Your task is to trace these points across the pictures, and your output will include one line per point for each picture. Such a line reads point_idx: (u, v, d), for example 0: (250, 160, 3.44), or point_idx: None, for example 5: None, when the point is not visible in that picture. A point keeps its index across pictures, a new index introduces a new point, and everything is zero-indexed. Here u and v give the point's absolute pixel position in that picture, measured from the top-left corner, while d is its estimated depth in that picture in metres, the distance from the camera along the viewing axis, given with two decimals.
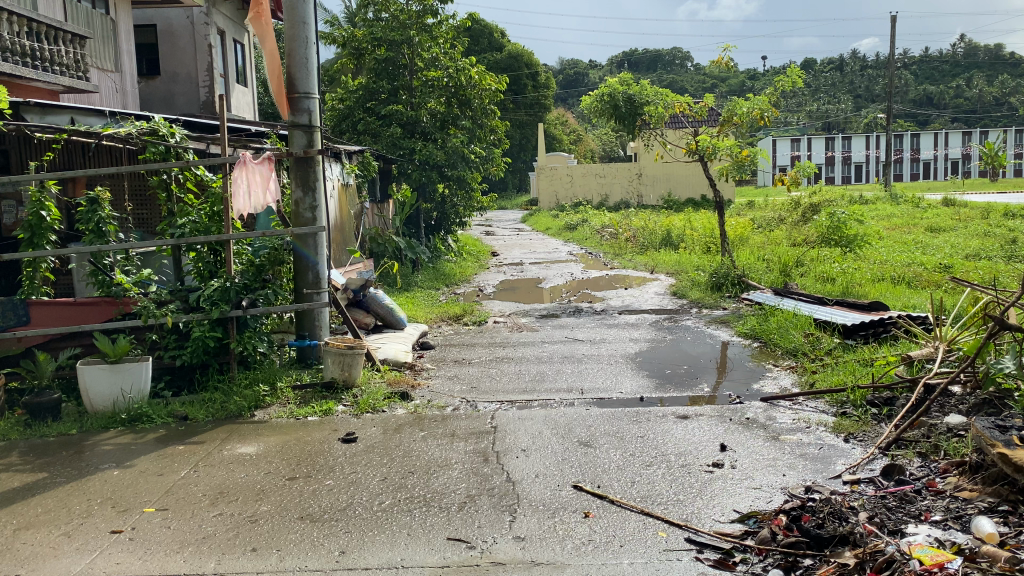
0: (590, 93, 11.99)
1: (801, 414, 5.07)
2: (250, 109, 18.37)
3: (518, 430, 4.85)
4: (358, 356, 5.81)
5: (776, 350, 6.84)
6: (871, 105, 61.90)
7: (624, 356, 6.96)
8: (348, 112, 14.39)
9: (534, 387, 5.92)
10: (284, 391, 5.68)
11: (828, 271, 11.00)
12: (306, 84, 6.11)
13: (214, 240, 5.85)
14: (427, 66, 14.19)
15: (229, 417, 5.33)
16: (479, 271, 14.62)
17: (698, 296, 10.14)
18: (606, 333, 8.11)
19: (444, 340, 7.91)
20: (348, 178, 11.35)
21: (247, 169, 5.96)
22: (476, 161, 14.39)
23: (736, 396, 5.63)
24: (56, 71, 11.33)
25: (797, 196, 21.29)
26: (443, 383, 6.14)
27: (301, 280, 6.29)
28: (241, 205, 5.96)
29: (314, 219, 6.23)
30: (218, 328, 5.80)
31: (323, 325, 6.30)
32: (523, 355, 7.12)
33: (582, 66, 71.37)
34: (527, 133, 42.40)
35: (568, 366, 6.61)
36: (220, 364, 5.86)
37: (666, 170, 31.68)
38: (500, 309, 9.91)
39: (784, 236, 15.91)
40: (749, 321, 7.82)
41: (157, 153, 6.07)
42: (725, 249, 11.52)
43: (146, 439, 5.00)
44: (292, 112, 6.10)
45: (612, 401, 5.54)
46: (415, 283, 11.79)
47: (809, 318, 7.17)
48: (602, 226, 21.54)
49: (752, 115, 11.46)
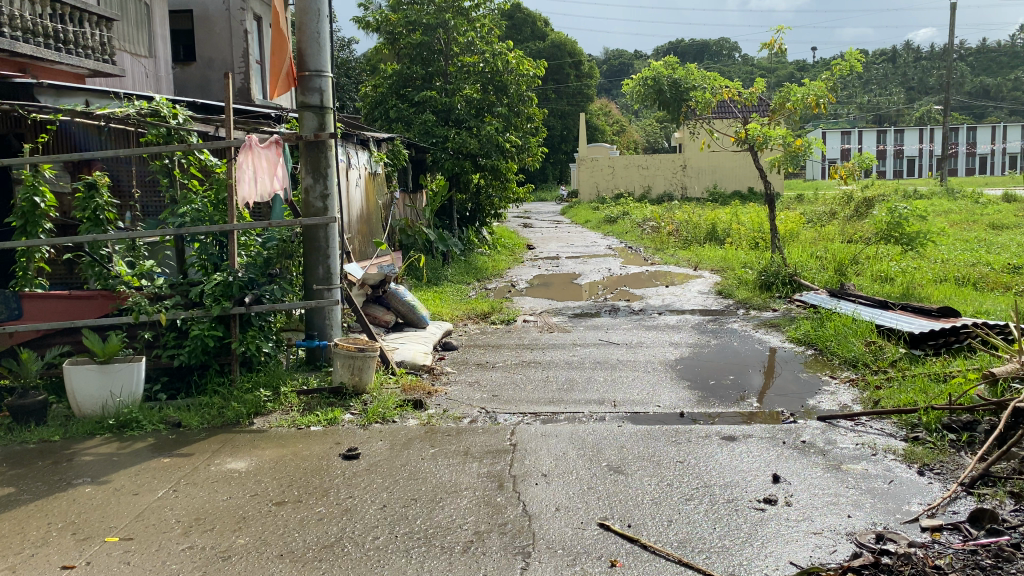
0: (633, 77, 11.25)
1: (864, 438, 4.44)
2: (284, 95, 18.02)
3: (539, 450, 4.30)
4: (370, 359, 5.27)
5: (833, 360, 6.19)
6: (925, 98, 59.88)
7: (665, 363, 6.36)
8: (382, 98, 13.94)
9: (561, 397, 5.35)
10: (288, 396, 5.19)
11: (885, 272, 10.24)
12: (318, 61, 5.60)
13: (216, 230, 5.39)
14: (463, 51, 13.70)
15: (225, 425, 4.87)
16: (513, 265, 14.06)
17: (745, 296, 9.47)
18: (644, 335, 7.51)
19: (469, 340, 7.38)
20: (377, 167, 10.88)
21: (253, 154, 5.47)
22: (512, 150, 13.84)
23: (790, 414, 5.01)
24: (80, 54, 11.01)
25: (851, 191, 20.30)
26: (463, 390, 5.60)
27: (311, 276, 5.74)
28: (246, 192, 5.51)
29: (326, 210, 5.68)
30: (220, 326, 5.34)
31: (334, 325, 5.75)
32: (553, 359, 6.56)
33: (625, 56, 70.25)
34: (569, 123, 41.62)
35: (600, 373, 6.03)
36: (220, 365, 5.39)
37: (712, 161, 30.73)
38: (531, 306, 9.37)
39: (836, 233, 15.08)
40: (802, 326, 7.14)
41: (158, 136, 5.64)
42: (774, 245, 10.80)
43: (133, 448, 4.56)
44: (302, 91, 5.58)
45: (648, 416, 4.94)
46: (445, 277, 11.29)
47: (869, 323, 6.47)
48: (644, 219, 20.84)
49: (806, 101, 10.72)
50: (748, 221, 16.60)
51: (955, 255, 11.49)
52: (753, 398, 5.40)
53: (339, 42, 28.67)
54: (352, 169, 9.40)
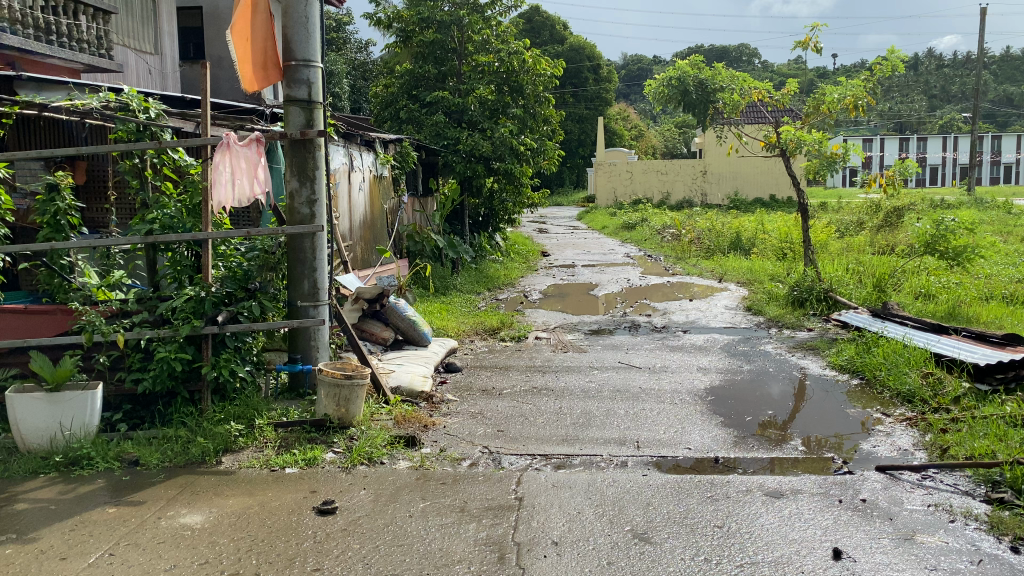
0: (657, 77, 10.55)
1: (936, 497, 3.74)
2: None
3: (550, 506, 3.63)
4: (357, 388, 4.62)
5: (884, 393, 5.49)
6: (949, 106, 58.75)
7: (694, 394, 5.64)
8: (392, 98, 13.33)
9: (576, 435, 4.66)
10: (263, 430, 4.54)
11: (927, 289, 9.49)
12: (306, 49, 4.93)
13: (188, 239, 4.78)
14: (478, 51, 13.03)
15: (189, 465, 4.24)
16: (527, 273, 13.40)
17: (777, 313, 8.77)
18: (670, 358, 6.81)
19: (476, 360, 6.72)
20: (383, 170, 10.24)
21: (230, 153, 4.88)
22: (528, 154, 13.15)
23: (842, 456, 4.41)
24: (75, 48, 10.44)
25: (879, 200, 19.49)
26: (465, 423, 4.93)
27: (295, 291, 5.06)
28: (223, 196, 4.92)
29: (313, 217, 5.02)
30: (189, 347, 4.71)
31: (320, 346, 5.06)
32: (568, 385, 5.88)
33: (645, 61, 69.43)
34: (588, 127, 40.88)
35: (621, 405, 5.33)
36: (189, 393, 4.75)
37: (733, 167, 29.97)
38: (545, 321, 8.70)
39: (868, 244, 14.31)
40: (845, 351, 6.43)
41: (127, 132, 5.02)
42: (807, 257, 10.07)
43: (78, 493, 3.92)
44: (288, 83, 4.94)
45: (677, 463, 4.27)
46: (454, 287, 10.64)
47: (925, 351, 5.75)
48: (664, 226, 20.13)
49: (842, 102, 9.97)
50: (774, 230, 15.85)
51: (1000, 269, 10.71)
52: (798, 439, 4.72)
53: (357, 44, 28.21)
54: (354, 172, 8.76)
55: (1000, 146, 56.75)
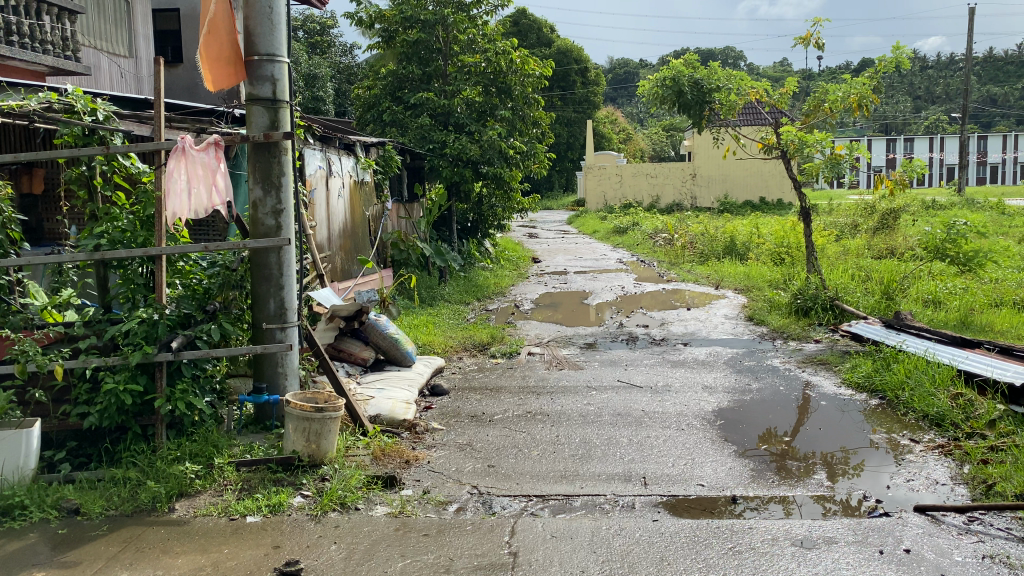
0: (650, 76, 10.07)
1: (988, 545, 3.28)
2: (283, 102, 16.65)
3: (549, 564, 3.14)
4: (330, 421, 4.12)
5: (909, 416, 5.03)
6: (936, 107, 58.72)
7: (702, 418, 5.15)
8: (375, 101, 12.78)
9: (575, 471, 4.18)
10: (223, 470, 4.02)
11: (934, 296, 9.05)
12: (270, 43, 4.42)
13: (139, 255, 4.27)
14: (464, 51, 12.59)
15: (137, 513, 3.73)
16: (517, 281, 12.93)
17: (781, 323, 8.32)
18: (672, 375, 6.33)
19: (464, 380, 6.22)
20: (365, 175, 9.74)
21: (186, 159, 4.40)
22: (516, 157, 12.65)
23: (851, 469, 4.31)
24: (40, 50, 9.74)
25: (873, 201, 19.11)
26: (452, 457, 4.44)
27: (260, 312, 4.54)
28: (178, 206, 4.40)
29: (279, 229, 4.50)
30: (141, 376, 4.19)
31: (289, 373, 4.55)
32: (564, 409, 5.39)
33: (632, 64, 69.13)
34: (576, 130, 40.42)
35: (624, 432, 4.85)
36: (142, 428, 4.22)
37: (723, 169, 29.59)
38: (537, 334, 8.22)
39: (866, 247, 13.89)
40: (862, 367, 5.97)
41: (73, 137, 4.50)
42: (809, 263, 9.63)
43: (6, 550, 3.40)
44: (249, 81, 4.42)
45: (690, 503, 3.79)
46: (441, 297, 10.15)
47: (951, 368, 5.29)
48: (656, 230, 19.69)
49: (846, 100, 9.48)
50: (769, 234, 15.42)
51: (1008, 272, 10.29)
52: (824, 471, 4.26)
53: (341, 48, 27.66)
54: (331, 179, 8.24)
55: (987, 146, 56.69)
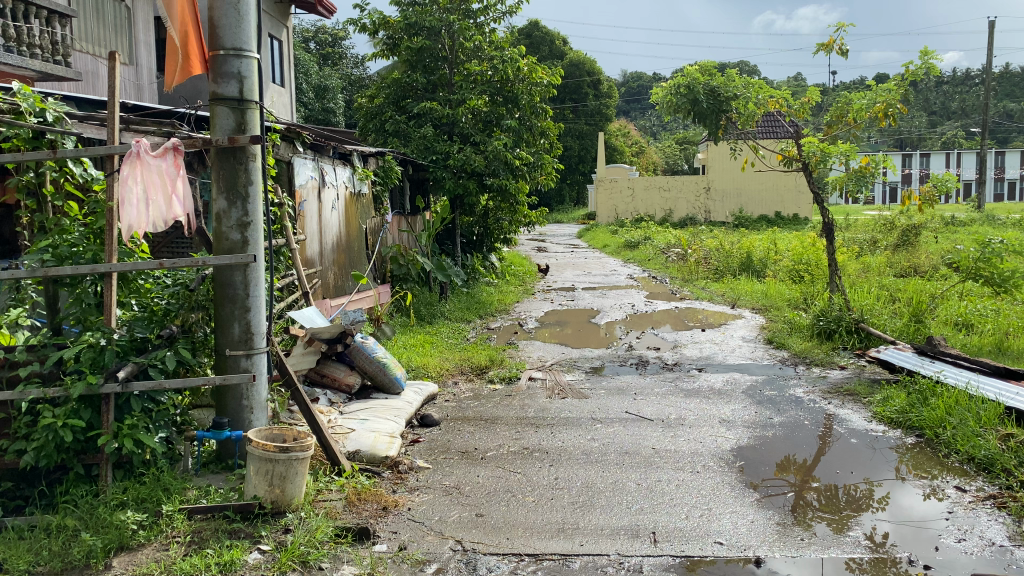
0: (663, 84, 9.56)
1: None
2: (291, 111, 15.82)
3: None
4: (295, 463, 3.62)
5: (954, 459, 4.47)
6: (953, 122, 57.97)
7: (719, 459, 4.62)
8: (378, 110, 12.32)
9: (575, 524, 3.65)
10: (173, 519, 3.52)
11: (965, 319, 8.49)
12: (236, 36, 3.95)
13: (87, 272, 3.79)
14: (469, 58, 12.14)
15: (67, 571, 3.21)
16: (524, 297, 12.44)
17: (803, 347, 7.78)
18: (686, 406, 5.80)
19: (458, 409, 5.72)
20: (362, 186, 9.28)
21: (141, 165, 3.91)
22: (523, 169, 12.12)
23: (875, 504, 3.99)
24: (26, 54, 9.15)
25: (893, 216, 18.52)
26: (436, 504, 3.92)
27: (223, 337, 4.05)
28: (134, 218, 3.92)
29: (245, 244, 4.02)
30: (85, 410, 3.69)
31: (254, 406, 4.06)
32: (566, 444, 4.88)
33: (645, 78, 68.77)
34: (588, 144, 39.97)
35: (631, 475, 4.33)
36: (86, 467, 3.72)
37: (736, 183, 29.05)
38: (541, 356, 7.71)
39: (888, 265, 13.32)
40: (895, 400, 5.42)
41: (21, 141, 4.03)
42: (831, 282, 9.09)
43: None
44: (214, 78, 3.96)
45: (708, 567, 3.26)
46: (441, 314, 9.66)
47: (998, 406, 4.72)
48: (668, 245, 19.16)
49: (871, 109, 8.92)
50: (786, 251, 14.88)
51: None
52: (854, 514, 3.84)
53: (353, 59, 27.37)
54: (324, 190, 7.79)
55: (1004, 162, 55.91)
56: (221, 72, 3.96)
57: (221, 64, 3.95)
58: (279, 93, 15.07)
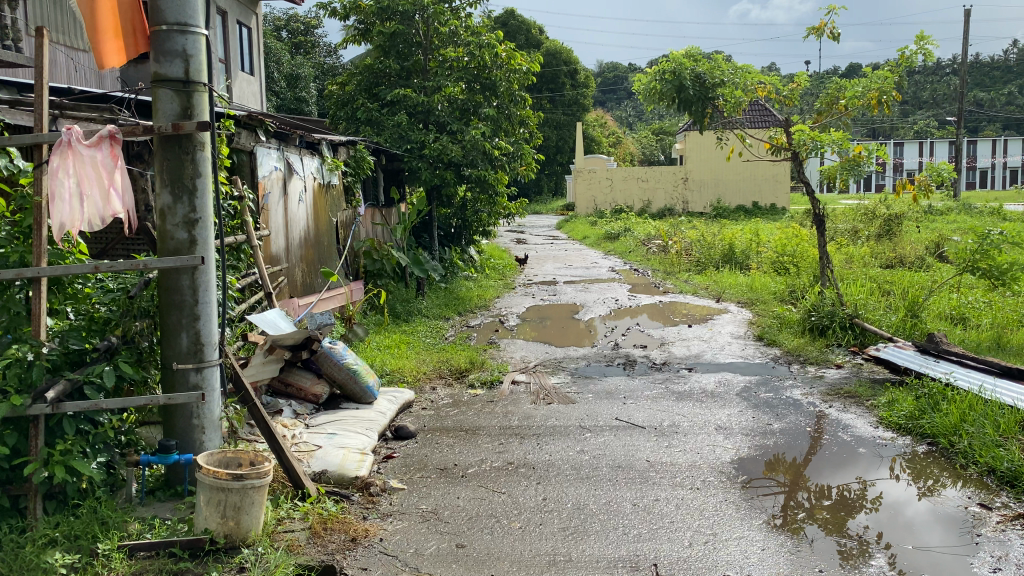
0: (648, 70, 9.16)
1: None
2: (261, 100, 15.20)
3: None
4: (251, 492, 3.21)
5: (973, 471, 4.14)
6: (926, 111, 58.23)
7: (721, 473, 4.25)
8: (349, 98, 11.82)
9: (567, 556, 3.26)
10: (111, 558, 3.07)
11: (960, 313, 8.20)
12: (181, 10, 3.50)
13: (9, 276, 3.31)
14: (445, 44, 11.65)
15: None
16: (502, 292, 12.05)
17: (796, 344, 7.45)
18: (679, 411, 5.44)
19: (436, 418, 5.31)
20: (332, 177, 8.80)
21: (73, 155, 3.44)
22: (501, 159, 11.68)
23: (868, 504, 3.87)
24: None
25: (873, 205, 18.31)
26: (411, 533, 3.51)
27: (170, 349, 3.61)
28: (66, 216, 3.45)
29: (193, 244, 3.58)
30: (9, 434, 3.22)
31: (207, 425, 3.64)
32: (554, 457, 4.49)
33: (621, 69, 68.50)
34: (565, 134, 39.54)
35: (627, 494, 3.95)
36: (11, 500, 3.26)
37: (714, 173, 28.79)
38: (524, 356, 7.32)
39: (872, 255, 13.07)
40: (903, 404, 5.09)
41: None
42: (820, 274, 8.77)
43: None
44: (155, 56, 3.50)
45: None
46: (418, 312, 9.24)
47: (1016, 413, 4.41)
48: (647, 237, 18.84)
49: (864, 96, 8.58)
50: (769, 242, 14.61)
51: None
52: (859, 526, 3.62)
53: (326, 48, 26.77)
54: (291, 181, 7.35)
55: (976, 151, 56.28)
56: (163, 49, 3.50)
57: (164, 41, 3.50)
58: (247, 81, 14.46)
